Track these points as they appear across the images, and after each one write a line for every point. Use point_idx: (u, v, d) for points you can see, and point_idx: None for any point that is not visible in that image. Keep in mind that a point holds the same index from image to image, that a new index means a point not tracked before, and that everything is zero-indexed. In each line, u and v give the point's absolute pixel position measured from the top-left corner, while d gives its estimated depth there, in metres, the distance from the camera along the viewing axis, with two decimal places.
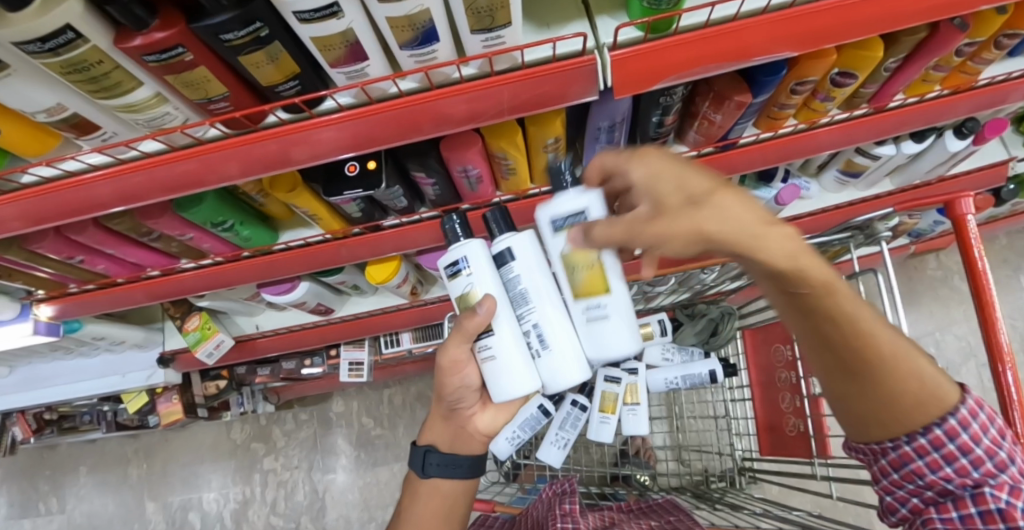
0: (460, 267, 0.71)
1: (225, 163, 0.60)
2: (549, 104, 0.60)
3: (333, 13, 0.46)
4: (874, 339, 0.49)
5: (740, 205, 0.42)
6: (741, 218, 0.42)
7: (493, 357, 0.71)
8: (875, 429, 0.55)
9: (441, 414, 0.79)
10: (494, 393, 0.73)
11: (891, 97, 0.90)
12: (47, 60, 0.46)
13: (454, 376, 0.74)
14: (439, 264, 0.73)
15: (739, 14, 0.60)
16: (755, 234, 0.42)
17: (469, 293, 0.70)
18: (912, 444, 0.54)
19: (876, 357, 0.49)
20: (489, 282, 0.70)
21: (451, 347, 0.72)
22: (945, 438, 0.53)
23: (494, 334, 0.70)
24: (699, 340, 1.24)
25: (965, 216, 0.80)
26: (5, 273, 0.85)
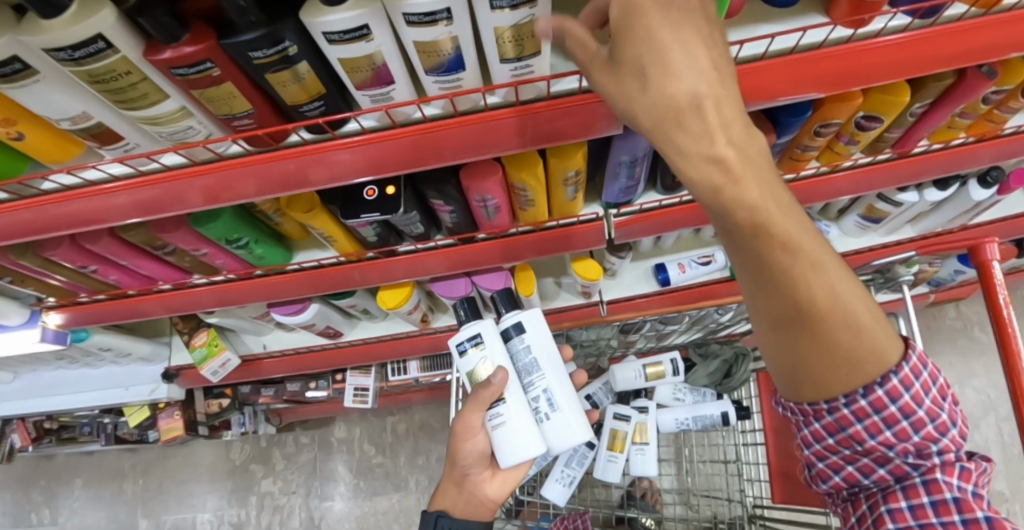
0: (476, 342, 0.77)
1: (242, 181, 0.60)
2: (570, 136, 0.59)
3: (362, 36, 0.47)
4: (809, 262, 0.44)
5: (704, 110, 0.39)
6: (677, 54, 0.38)
7: (504, 423, 0.75)
8: (796, 364, 0.50)
9: (454, 480, 0.80)
10: (501, 461, 0.77)
11: (915, 143, 0.88)
12: (74, 69, 0.46)
13: (467, 441, 0.78)
14: (452, 342, 0.80)
15: (767, 54, 0.60)
16: (677, 92, 0.39)
17: (482, 365, 0.76)
18: (849, 404, 0.51)
19: (807, 287, 0.45)
20: (500, 355, 0.77)
21: (466, 415, 0.76)
22: (887, 400, 0.50)
23: (506, 402, 0.76)
24: (711, 382, 1.21)
25: (990, 261, 0.77)
26: (18, 279, 0.85)
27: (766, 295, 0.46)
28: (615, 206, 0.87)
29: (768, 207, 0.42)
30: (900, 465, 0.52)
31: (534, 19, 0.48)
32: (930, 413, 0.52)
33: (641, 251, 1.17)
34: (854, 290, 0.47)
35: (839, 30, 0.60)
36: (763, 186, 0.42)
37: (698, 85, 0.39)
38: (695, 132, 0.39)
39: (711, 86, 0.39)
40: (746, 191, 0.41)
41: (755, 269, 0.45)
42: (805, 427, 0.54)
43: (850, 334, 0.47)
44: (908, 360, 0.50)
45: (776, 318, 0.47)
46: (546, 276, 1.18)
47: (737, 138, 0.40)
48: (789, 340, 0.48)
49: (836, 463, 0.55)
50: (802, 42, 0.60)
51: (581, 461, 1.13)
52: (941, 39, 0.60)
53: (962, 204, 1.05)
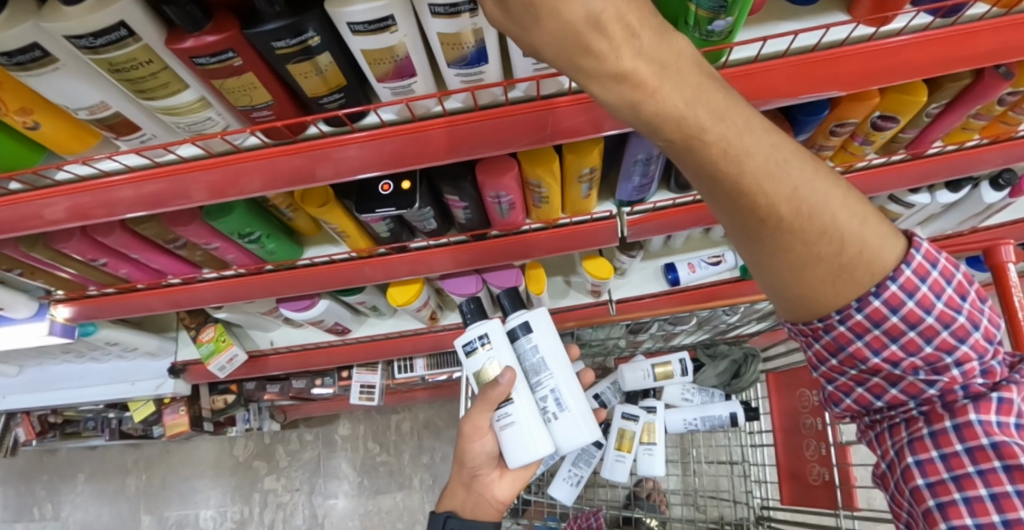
0: (482, 343, 0.77)
1: (248, 176, 0.59)
2: (585, 134, 0.59)
3: (387, 27, 0.46)
4: (776, 168, 0.43)
5: (624, 38, 0.37)
6: None
7: (512, 424, 0.75)
8: (784, 286, 0.49)
9: (462, 481, 0.80)
10: (510, 461, 0.77)
11: (930, 144, 0.88)
12: (95, 57, 0.46)
13: (475, 442, 0.78)
14: (458, 342, 0.79)
15: (789, 51, 0.59)
16: (587, 22, 0.36)
17: (488, 365, 0.76)
18: (845, 321, 0.49)
19: (756, 189, 0.43)
20: (507, 355, 0.76)
21: (474, 415, 0.76)
22: (886, 310, 0.48)
23: (514, 403, 0.75)
24: (721, 382, 1.22)
25: (1006, 263, 0.77)
26: (28, 271, 0.84)
27: (743, 214, 0.45)
28: (628, 204, 0.87)
29: (697, 113, 0.40)
30: (921, 390, 0.51)
31: None
32: (955, 332, 0.50)
33: (650, 251, 1.17)
34: (829, 186, 0.45)
35: (861, 28, 0.60)
36: (704, 95, 0.40)
37: (598, 4, 0.35)
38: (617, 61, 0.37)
39: (609, 3, 0.35)
40: (687, 109, 0.40)
41: (722, 190, 0.44)
42: (823, 356, 0.53)
43: (828, 242, 0.45)
44: (939, 292, 0.49)
45: (763, 233, 0.45)
46: (555, 274, 1.18)
47: (670, 61, 0.39)
48: (776, 252, 0.46)
49: (847, 385, 0.55)
50: (824, 39, 0.60)
51: (589, 460, 1.13)
52: (964, 37, 0.59)
53: (974, 206, 1.05)
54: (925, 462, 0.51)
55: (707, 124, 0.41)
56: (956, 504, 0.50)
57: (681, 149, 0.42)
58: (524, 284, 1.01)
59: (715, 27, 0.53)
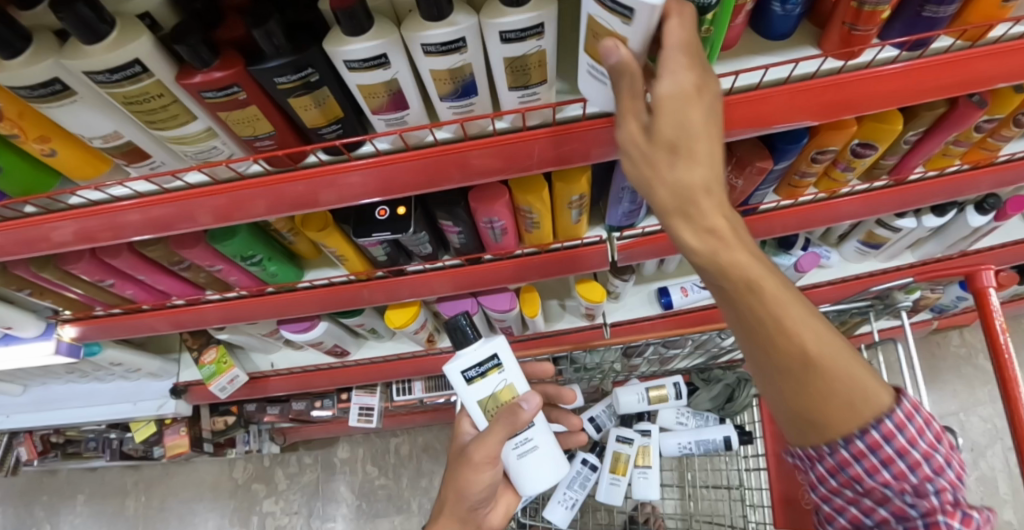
0: (491, 364, 0.75)
1: (254, 202, 0.63)
2: (572, 161, 0.62)
3: (380, 64, 0.50)
4: (795, 317, 0.47)
5: (702, 157, 0.43)
6: (701, 132, 0.43)
7: (537, 447, 0.77)
8: (806, 431, 0.53)
9: (460, 516, 0.72)
10: (525, 484, 0.77)
11: (911, 171, 0.91)
12: (112, 91, 0.49)
13: (478, 476, 0.69)
14: (456, 370, 0.74)
15: (762, 83, 0.62)
16: (692, 183, 0.44)
17: (506, 388, 0.75)
18: (834, 454, 0.52)
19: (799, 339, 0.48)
20: (519, 377, 0.76)
21: (488, 443, 0.68)
22: (871, 450, 0.51)
23: (534, 427, 0.77)
24: (714, 407, 1.23)
25: (986, 288, 0.79)
26: (37, 291, 0.87)
27: (763, 350, 0.50)
28: (618, 229, 0.90)
29: (765, 283, 0.47)
30: (907, 514, 0.53)
31: (540, 51, 0.51)
32: (935, 467, 0.52)
33: (644, 275, 1.20)
34: (855, 363, 0.50)
35: (831, 61, 0.63)
36: (744, 248, 0.46)
37: (705, 179, 0.44)
38: (703, 215, 0.45)
39: (707, 181, 0.44)
40: (729, 257, 0.46)
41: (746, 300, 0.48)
42: (824, 478, 0.55)
43: (832, 389, 0.49)
44: (914, 444, 0.51)
45: (775, 364, 0.50)
46: (551, 298, 1.20)
47: (721, 215, 0.45)
48: (790, 385, 0.50)
49: (840, 504, 0.56)
50: (794, 73, 0.63)
51: (584, 483, 1.16)
52: (930, 69, 0.62)
53: (961, 230, 1.07)
54: None
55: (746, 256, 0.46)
56: None
57: (748, 302, 0.48)
58: (519, 308, 1.04)
59: None
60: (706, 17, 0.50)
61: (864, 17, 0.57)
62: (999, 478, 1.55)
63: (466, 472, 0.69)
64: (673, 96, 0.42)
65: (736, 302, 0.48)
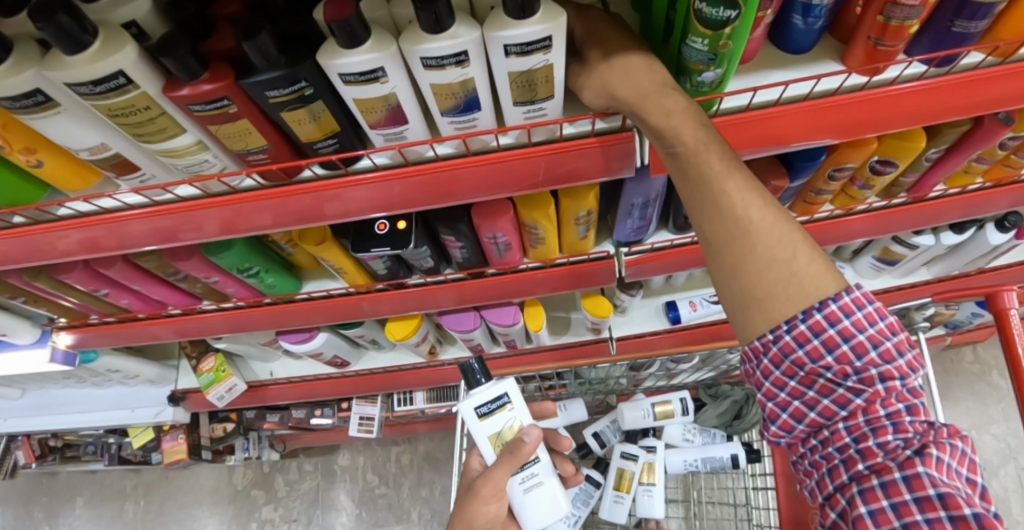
0: (501, 402, 0.73)
1: (257, 214, 0.60)
2: (582, 178, 0.59)
3: (377, 78, 0.47)
4: (727, 171, 0.47)
5: (631, 48, 0.51)
6: (625, 43, 0.52)
7: (541, 484, 0.74)
8: (747, 309, 0.48)
9: None
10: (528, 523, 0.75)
11: (931, 188, 0.87)
12: (97, 103, 0.47)
13: (483, 512, 0.68)
14: (468, 407, 0.73)
15: (780, 100, 0.59)
16: (627, 65, 0.50)
17: (512, 426, 0.73)
18: (789, 330, 0.47)
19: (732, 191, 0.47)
20: (526, 413, 0.74)
21: (495, 477, 0.67)
22: (826, 323, 0.46)
23: (539, 461, 0.75)
24: (721, 423, 1.19)
25: (1008, 309, 0.76)
26: (31, 299, 0.85)
27: (702, 214, 0.48)
28: (626, 245, 0.87)
29: (701, 137, 0.48)
30: (849, 402, 0.48)
31: (546, 65, 0.48)
32: (882, 355, 0.48)
33: (651, 289, 1.17)
34: (798, 235, 0.47)
35: (854, 77, 0.60)
36: (686, 116, 0.48)
37: (634, 59, 0.51)
38: (645, 92, 0.49)
39: (634, 61, 0.50)
40: (666, 122, 0.48)
41: (681, 166, 0.49)
42: (769, 371, 0.49)
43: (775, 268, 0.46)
44: (869, 324, 0.47)
45: (710, 234, 0.48)
46: (556, 311, 1.17)
47: (656, 92, 0.49)
48: (723, 262, 0.48)
49: (785, 399, 0.51)
50: (817, 89, 0.59)
51: (587, 500, 1.14)
52: (959, 86, 0.59)
53: (980, 248, 1.03)
54: (877, 512, 0.46)
55: (681, 126, 0.48)
56: (885, 511, 0.46)
57: (686, 160, 0.48)
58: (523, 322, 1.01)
59: (704, 79, 0.54)
60: (724, 32, 0.47)
61: (890, 32, 0.54)
62: (1011, 499, 1.51)
63: (471, 508, 0.68)
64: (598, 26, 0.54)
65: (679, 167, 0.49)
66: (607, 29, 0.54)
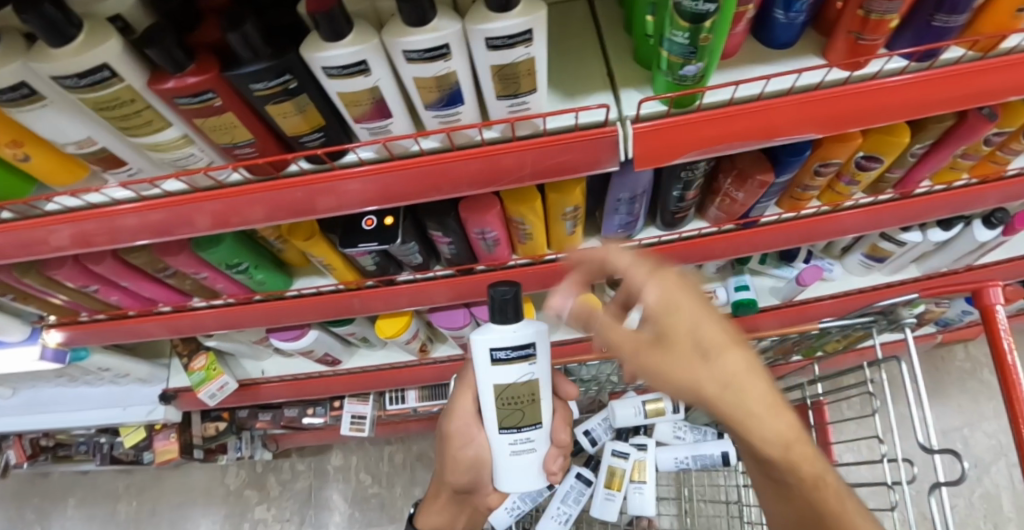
0: (525, 351, 0.70)
1: (247, 209, 0.61)
2: (569, 171, 0.60)
3: (360, 71, 0.48)
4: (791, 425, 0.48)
5: (679, 288, 0.48)
6: (697, 315, 0.47)
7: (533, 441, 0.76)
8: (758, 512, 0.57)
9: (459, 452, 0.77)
10: (504, 476, 0.77)
11: (917, 183, 0.88)
12: (83, 96, 0.47)
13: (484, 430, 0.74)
14: (485, 344, 0.69)
15: (763, 94, 0.60)
16: (722, 369, 0.45)
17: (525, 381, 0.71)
18: None
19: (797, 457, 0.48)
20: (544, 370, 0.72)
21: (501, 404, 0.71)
22: None
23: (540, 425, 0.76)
24: (713, 421, 1.25)
25: (994, 306, 0.76)
26: (20, 297, 0.85)
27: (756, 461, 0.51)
28: (614, 241, 0.88)
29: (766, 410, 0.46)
30: None
31: (528, 59, 0.48)
32: None
33: (641, 286, 1.17)
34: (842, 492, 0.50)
35: (836, 72, 0.60)
36: (759, 389, 0.46)
37: (701, 331, 0.46)
38: (726, 395, 0.45)
39: (711, 337, 0.46)
40: (732, 398, 0.45)
41: (766, 442, 0.47)
42: None
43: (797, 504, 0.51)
44: None
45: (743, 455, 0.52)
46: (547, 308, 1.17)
47: (740, 382, 0.46)
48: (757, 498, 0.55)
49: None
50: (798, 83, 0.60)
51: (578, 498, 1.14)
52: (940, 80, 0.60)
53: (968, 244, 1.04)
54: None
55: (704, 382, 0.45)
56: None
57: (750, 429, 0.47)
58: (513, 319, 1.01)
59: (686, 72, 0.54)
60: (704, 25, 0.48)
61: (871, 26, 0.54)
62: (1002, 496, 1.52)
63: (468, 423, 0.80)
64: (662, 307, 0.47)
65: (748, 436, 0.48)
66: (673, 294, 0.47)
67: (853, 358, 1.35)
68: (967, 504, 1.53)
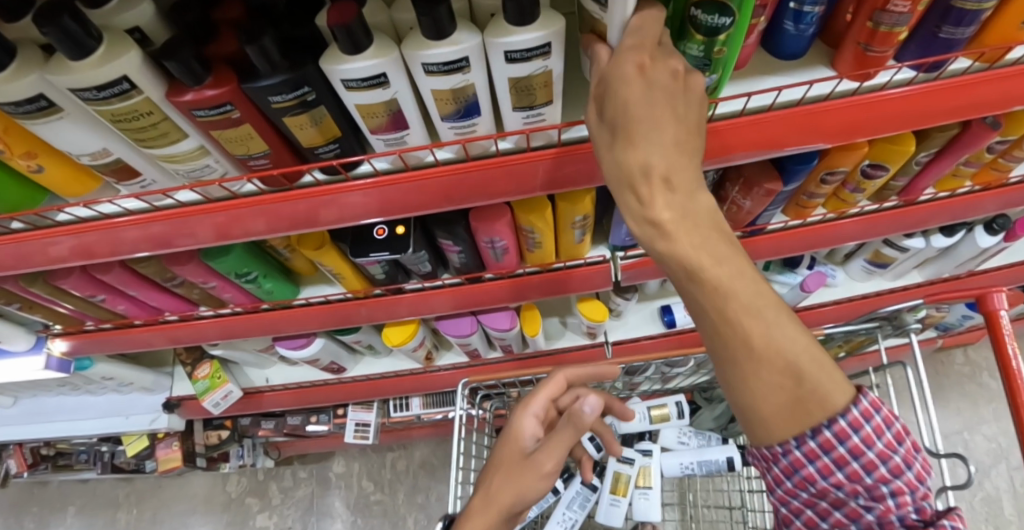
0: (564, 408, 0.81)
1: (254, 220, 0.61)
2: (578, 183, 0.60)
3: (379, 83, 0.48)
4: (742, 296, 0.45)
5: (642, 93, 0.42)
6: (654, 122, 0.41)
7: None
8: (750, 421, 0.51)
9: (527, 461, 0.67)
10: None
11: (921, 192, 0.89)
12: (100, 108, 0.47)
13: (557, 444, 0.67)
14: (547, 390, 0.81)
15: (774, 105, 0.60)
16: (655, 191, 0.42)
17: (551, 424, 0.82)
18: (799, 446, 0.50)
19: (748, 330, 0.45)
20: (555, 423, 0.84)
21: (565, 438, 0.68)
22: (835, 441, 0.49)
23: None
24: (717, 425, 1.23)
25: (998, 311, 0.77)
26: (26, 306, 0.85)
27: (709, 333, 0.47)
28: (622, 248, 0.88)
29: (709, 262, 0.44)
30: (860, 514, 0.51)
31: (546, 71, 0.49)
32: (891, 469, 0.50)
33: (647, 293, 1.18)
34: (806, 350, 0.47)
35: (845, 83, 0.61)
36: (711, 248, 0.44)
37: (652, 155, 0.41)
38: (675, 237, 0.43)
39: (663, 160, 0.41)
40: (691, 256, 0.43)
41: (700, 304, 0.46)
42: (781, 480, 0.53)
43: (787, 385, 0.47)
44: (868, 443, 0.49)
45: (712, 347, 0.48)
46: (552, 315, 1.18)
47: (695, 220, 0.43)
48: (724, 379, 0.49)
49: (799, 507, 0.54)
50: (809, 94, 0.61)
51: (583, 504, 1.14)
52: (946, 91, 0.60)
53: (969, 250, 1.05)
54: None
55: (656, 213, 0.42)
56: None
57: (697, 291, 0.45)
58: (519, 326, 1.02)
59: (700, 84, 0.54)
60: (719, 38, 0.48)
61: (879, 37, 0.55)
62: (1004, 499, 1.52)
63: (570, 435, 0.67)
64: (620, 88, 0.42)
65: (701, 305, 0.46)
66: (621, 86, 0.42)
67: (855, 363, 1.36)
68: (969, 508, 1.53)
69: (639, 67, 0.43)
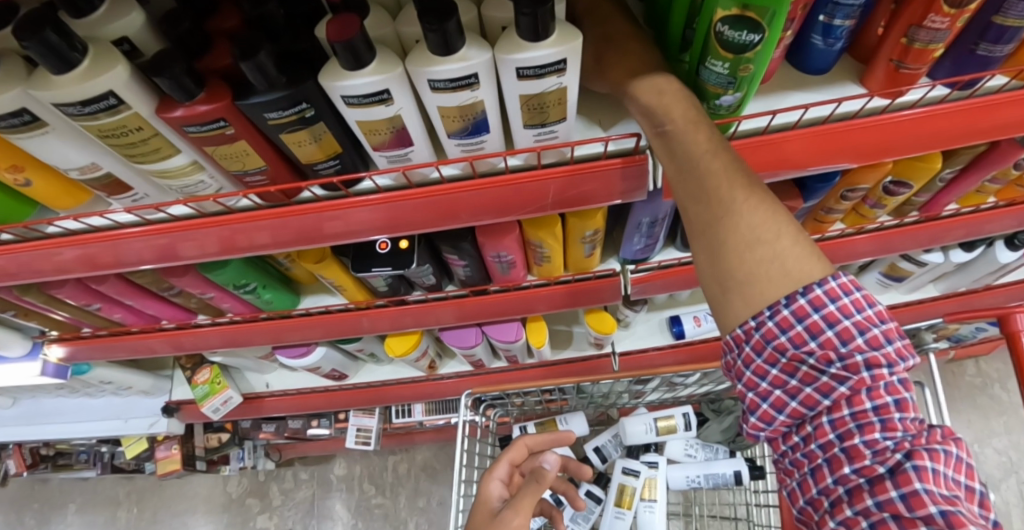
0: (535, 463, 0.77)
1: (254, 233, 0.58)
2: (592, 201, 0.57)
3: (381, 100, 0.45)
4: (705, 143, 0.44)
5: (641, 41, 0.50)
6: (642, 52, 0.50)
7: None
8: (724, 291, 0.44)
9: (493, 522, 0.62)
10: None
11: (943, 207, 0.85)
12: (87, 124, 0.45)
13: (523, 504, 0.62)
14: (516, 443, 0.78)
15: (801, 122, 0.57)
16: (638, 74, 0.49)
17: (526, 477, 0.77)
18: (772, 315, 0.42)
19: (722, 183, 0.43)
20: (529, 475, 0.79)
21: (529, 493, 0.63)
22: (810, 309, 0.42)
23: None
24: (724, 439, 1.20)
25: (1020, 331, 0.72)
26: (21, 313, 0.83)
27: (682, 185, 0.45)
28: (633, 262, 0.85)
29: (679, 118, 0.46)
30: (832, 389, 0.44)
31: (560, 88, 0.46)
32: (869, 341, 0.43)
33: (655, 303, 1.15)
34: (782, 218, 0.43)
35: (875, 100, 0.57)
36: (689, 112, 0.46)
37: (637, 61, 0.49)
38: (648, 94, 0.47)
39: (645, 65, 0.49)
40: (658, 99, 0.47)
41: (668, 145, 0.46)
42: (751, 360, 0.45)
43: (760, 240, 0.42)
44: (847, 312, 0.42)
45: (680, 201, 0.46)
46: (558, 324, 1.15)
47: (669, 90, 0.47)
48: (701, 241, 0.44)
49: (766, 391, 0.46)
50: (837, 111, 0.57)
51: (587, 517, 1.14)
52: (983, 109, 0.57)
53: (988, 266, 1.01)
54: (851, 448, 0.43)
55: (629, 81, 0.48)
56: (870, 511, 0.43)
57: (666, 133, 0.46)
58: (525, 337, 0.99)
59: (722, 103, 0.51)
60: (746, 56, 0.45)
61: (912, 54, 0.52)
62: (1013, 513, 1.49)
63: (535, 491, 0.62)
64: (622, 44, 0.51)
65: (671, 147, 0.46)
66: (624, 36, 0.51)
67: None
68: None
69: (654, 85, 0.47)
